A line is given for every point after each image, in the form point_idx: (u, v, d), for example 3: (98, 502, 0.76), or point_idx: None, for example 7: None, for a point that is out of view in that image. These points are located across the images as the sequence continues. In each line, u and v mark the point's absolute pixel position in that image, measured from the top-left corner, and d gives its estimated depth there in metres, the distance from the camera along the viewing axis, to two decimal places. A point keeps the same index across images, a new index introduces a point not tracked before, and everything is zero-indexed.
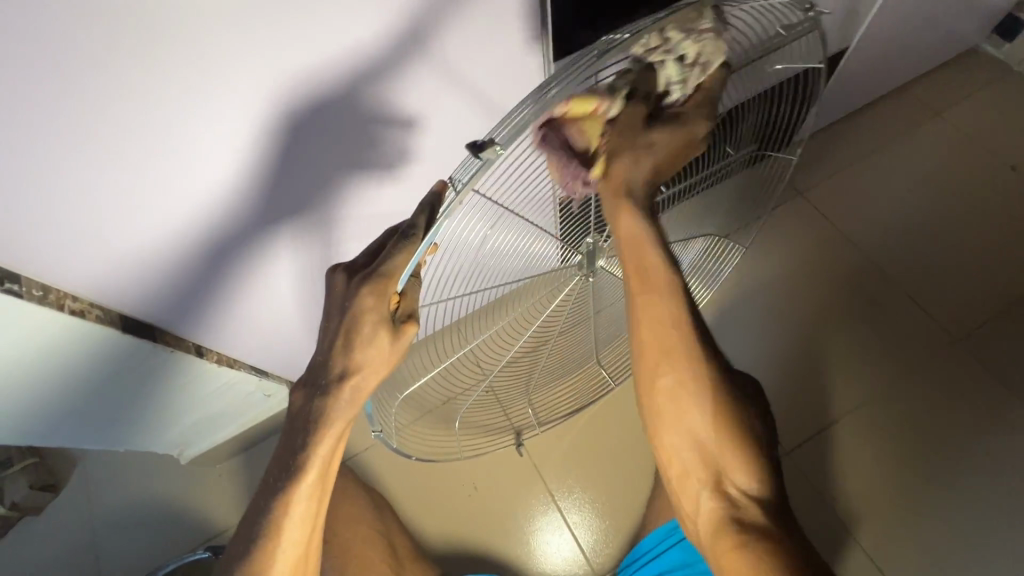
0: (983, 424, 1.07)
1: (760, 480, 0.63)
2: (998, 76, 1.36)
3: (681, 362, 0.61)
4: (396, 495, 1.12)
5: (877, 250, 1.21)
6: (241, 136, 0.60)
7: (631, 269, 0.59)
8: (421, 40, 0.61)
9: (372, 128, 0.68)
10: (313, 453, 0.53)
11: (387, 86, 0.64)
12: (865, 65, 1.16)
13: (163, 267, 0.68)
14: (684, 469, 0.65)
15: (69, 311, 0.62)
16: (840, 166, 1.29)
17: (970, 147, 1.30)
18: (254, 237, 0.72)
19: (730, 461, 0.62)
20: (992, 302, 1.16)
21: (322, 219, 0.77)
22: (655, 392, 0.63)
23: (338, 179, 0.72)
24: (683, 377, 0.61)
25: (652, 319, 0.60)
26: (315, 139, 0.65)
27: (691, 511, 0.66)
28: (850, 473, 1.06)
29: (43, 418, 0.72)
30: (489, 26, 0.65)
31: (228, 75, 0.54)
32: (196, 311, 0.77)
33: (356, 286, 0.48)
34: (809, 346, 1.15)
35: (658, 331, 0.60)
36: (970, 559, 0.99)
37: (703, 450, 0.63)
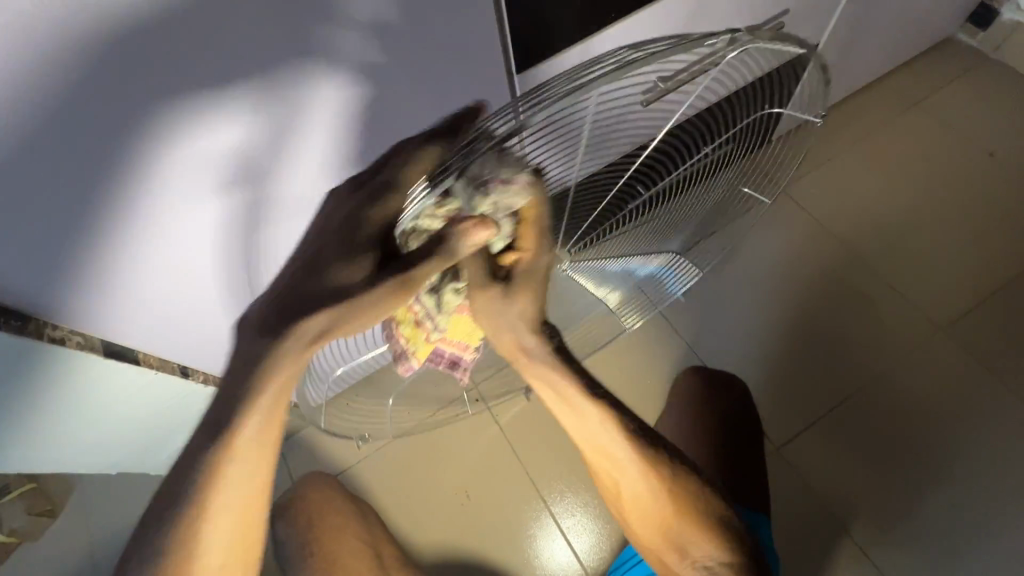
0: (972, 412, 1.07)
1: (724, 549, 0.70)
2: (975, 65, 1.36)
3: (617, 451, 0.64)
4: (388, 506, 1.12)
5: (859, 241, 1.22)
6: (171, 121, 0.50)
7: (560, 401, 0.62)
8: (275, 62, 0.51)
9: (212, 163, 0.56)
10: (236, 463, 0.49)
11: (227, 117, 0.52)
12: (844, 57, 1.15)
13: (79, 269, 0.59)
14: (660, 551, 0.72)
15: (49, 339, 0.64)
16: (820, 160, 1.29)
17: (950, 136, 1.30)
18: (182, 233, 0.63)
19: (697, 540, 0.69)
20: (976, 290, 1.16)
21: (151, 259, 0.63)
22: (621, 497, 0.70)
23: (184, 165, 0.55)
24: (617, 462, 0.65)
25: (590, 446, 0.65)
26: (132, 165, 0.52)
27: (662, 560, 0.73)
28: (838, 468, 1.06)
29: (40, 434, 0.74)
30: (382, 80, 0.59)
31: (152, 50, 0.44)
32: (129, 309, 0.68)
33: (362, 198, 0.42)
34: (795, 342, 1.15)
35: (600, 454, 0.66)
36: (960, 546, 0.99)
37: (671, 531, 0.69)
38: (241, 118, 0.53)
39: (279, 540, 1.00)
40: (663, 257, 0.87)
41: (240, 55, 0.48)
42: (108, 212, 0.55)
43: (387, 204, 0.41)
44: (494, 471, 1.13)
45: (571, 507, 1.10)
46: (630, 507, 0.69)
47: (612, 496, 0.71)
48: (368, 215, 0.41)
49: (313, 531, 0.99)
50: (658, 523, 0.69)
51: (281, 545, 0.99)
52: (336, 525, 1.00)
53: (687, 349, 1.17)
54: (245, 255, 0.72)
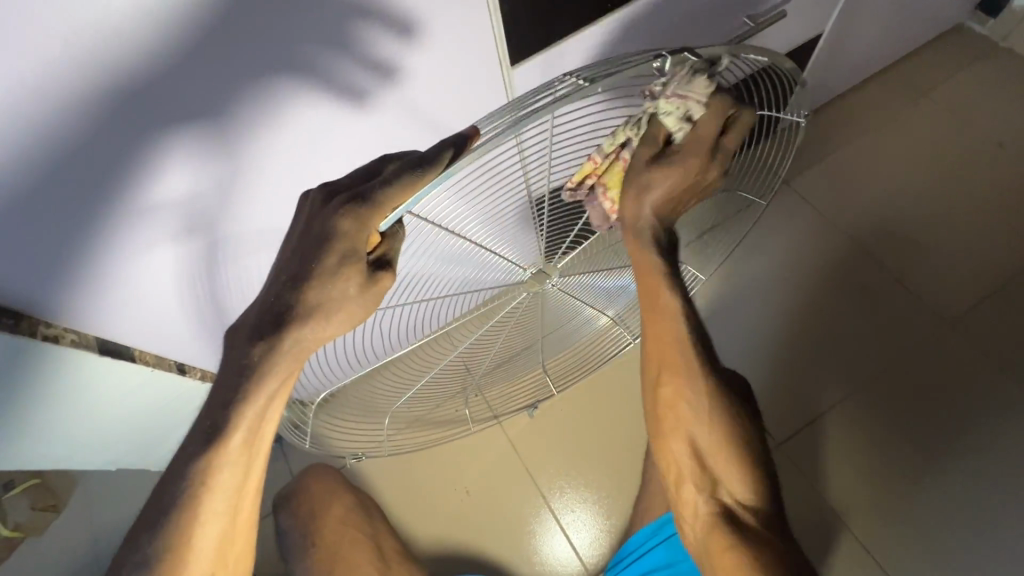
0: (980, 408, 1.05)
1: (753, 489, 0.67)
2: (984, 54, 1.33)
3: (684, 356, 0.66)
4: (390, 501, 1.12)
5: (865, 235, 1.20)
6: (154, 127, 0.53)
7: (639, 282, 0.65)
8: (215, 110, 0.55)
9: (166, 209, 0.61)
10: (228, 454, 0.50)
11: (176, 167, 0.57)
12: (849, 47, 1.13)
13: (69, 269, 0.61)
14: (683, 474, 0.69)
15: (41, 337, 0.65)
16: (825, 153, 1.27)
17: (958, 127, 1.27)
18: (168, 238, 0.65)
19: (728, 471, 0.67)
20: (985, 284, 1.14)
21: (123, 298, 0.69)
22: (665, 401, 0.68)
23: (168, 169, 0.57)
24: (684, 370, 0.66)
25: (658, 334, 0.67)
26: (94, 212, 0.57)
27: (682, 498, 0.71)
28: (841, 464, 1.05)
29: (38, 432, 0.75)
30: (328, 94, 0.61)
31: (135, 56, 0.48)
32: (120, 309, 0.70)
33: (338, 206, 0.42)
34: (797, 337, 1.14)
35: (664, 344, 0.67)
36: (966, 544, 0.98)
37: (706, 452, 0.67)
38: (189, 165, 0.58)
39: (280, 530, 0.99)
40: None
41: (220, 62, 0.51)
42: (96, 213, 0.57)
43: (364, 215, 0.41)
44: (495, 467, 1.13)
45: (572, 505, 1.10)
46: (672, 416, 0.68)
47: (652, 405, 0.70)
48: (344, 225, 0.41)
49: (312, 524, 0.98)
50: (699, 446, 0.67)
51: (282, 536, 0.99)
52: (336, 518, 0.99)
53: None
54: (213, 295, 0.76)
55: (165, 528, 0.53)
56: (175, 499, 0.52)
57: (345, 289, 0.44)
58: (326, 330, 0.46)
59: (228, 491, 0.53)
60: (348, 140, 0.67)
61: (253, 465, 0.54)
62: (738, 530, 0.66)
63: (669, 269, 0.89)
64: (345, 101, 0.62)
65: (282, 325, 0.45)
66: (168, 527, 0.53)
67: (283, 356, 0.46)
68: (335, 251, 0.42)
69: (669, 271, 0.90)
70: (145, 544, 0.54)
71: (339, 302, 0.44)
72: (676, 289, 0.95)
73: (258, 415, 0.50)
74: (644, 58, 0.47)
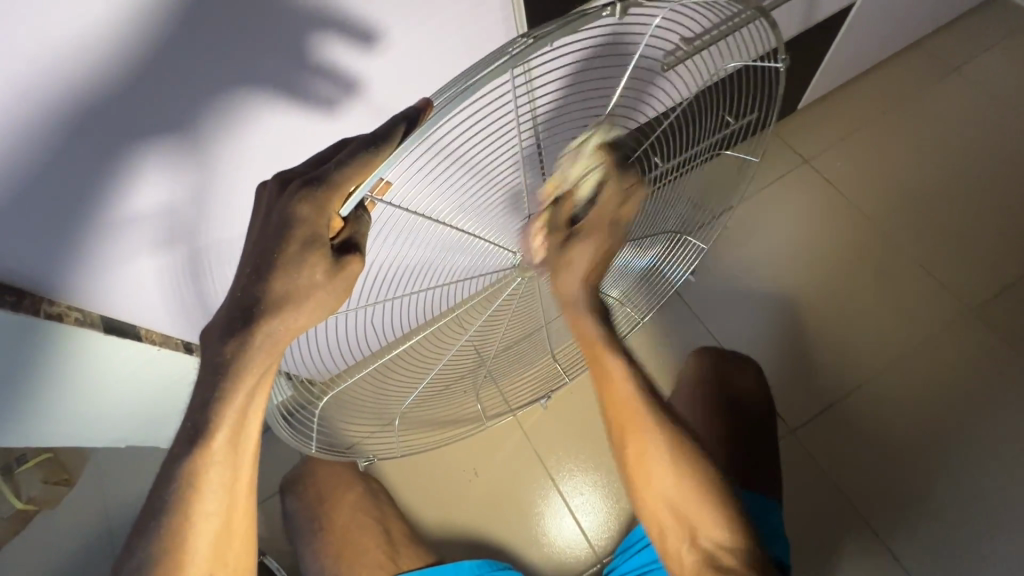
0: (999, 396, 1.03)
1: (728, 529, 0.69)
2: (1020, 27, 1.27)
3: (641, 417, 0.69)
4: (395, 484, 1.11)
5: (887, 216, 1.16)
6: (129, 108, 0.50)
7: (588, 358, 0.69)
8: (177, 121, 0.53)
9: (144, 216, 0.60)
10: (217, 432, 0.50)
11: (145, 186, 0.57)
12: (877, 22, 1.08)
13: (52, 254, 0.59)
14: (663, 523, 0.72)
15: (45, 315, 0.64)
16: (847, 133, 1.22)
17: (990, 105, 1.22)
18: (155, 224, 0.62)
19: (704, 516, 0.69)
20: (1010, 270, 1.10)
21: (114, 303, 0.71)
22: (634, 461, 0.72)
23: (145, 152, 0.54)
24: (644, 432, 0.70)
25: (614, 405, 0.70)
26: (68, 233, 0.58)
27: (668, 547, 0.73)
28: (854, 450, 1.03)
29: (44, 412, 0.74)
30: (291, 100, 0.59)
31: (105, 31, 0.44)
32: (113, 291, 0.69)
33: (294, 191, 0.41)
34: (812, 321, 1.11)
35: (622, 409, 0.70)
36: (983, 534, 0.96)
37: (682, 502, 0.70)
38: (158, 181, 0.58)
39: (291, 506, 1.00)
40: (658, 245, 0.88)
41: (197, 33, 0.48)
42: (76, 199, 0.55)
43: (320, 199, 0.40)
44: (504, 453, 1.12)
45: (582, 488, 1.09)
46: (642, 473, 0.71)
47: (620, 461, 0.74)
48: (303, 211, 0.40)
49: (322, 503, 0.99)
50: (673, 500, 0.70)
51: (292, 514, 0.99)
52: (345, 495, 0.99)
53: (698, 325, 1.13)
54: (204, 299, 0.77)
55: (176, 510, 0.53)
56: (184, 484, 0.52)
57: (311, 275, 0.43)
58: (298, 320, 0.45)
59: (219, 485, 0.53)
60: (317, 145, 0.65)
61: (240, 460, 0.54)
62: (726, 570, 0.68)
63: (659, 239, 0.87)
64: (314, 108, 0.61)
65: (254, 318, 0.44)
66: (179, 508, 0.53)
67: (258, 347, 0.46)
68: (295, 239, 0.41)
69: (660, 241, 0.88)
70: (154, 526, 0.53)
71: (308, 290, 0.44)
72: (673, 262, 0.91)
73: (245, 401, 0.49)
74: (592, 8, 0.41)
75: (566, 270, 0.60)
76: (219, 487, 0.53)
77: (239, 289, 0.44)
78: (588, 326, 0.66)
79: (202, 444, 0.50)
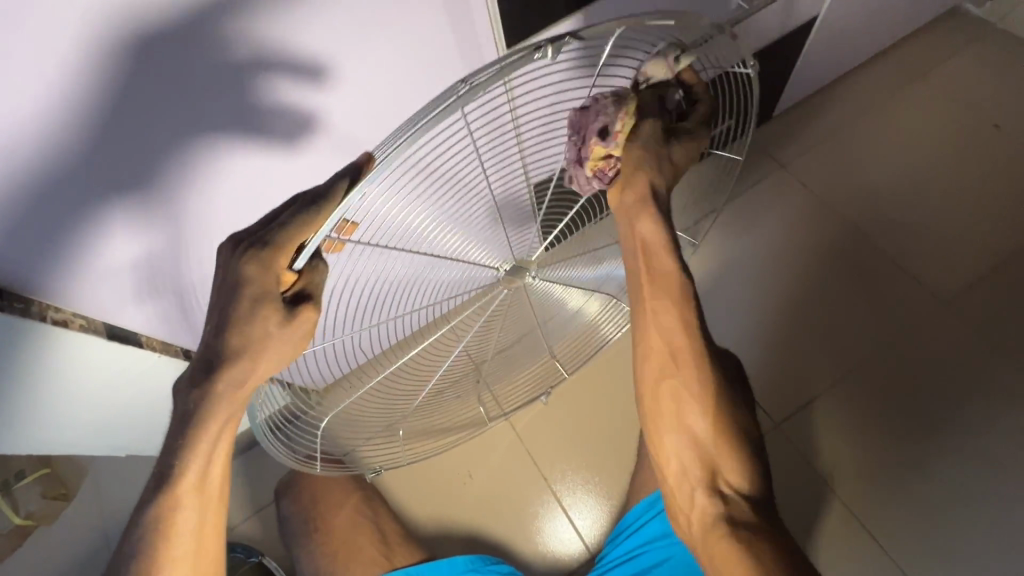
0: (975, 386, 1.06)
1: (749, 477, 0.63)
2: (978, 36, 1.33)
3: (682, 349, 0.62)
4: (391, 487, 1.13)
5: (860, 217, 1.21)
6: (121, 134, 0.55)
7: (637, 260, 0.63)
8: (165, 145, 0.58)
9: (142, 234, 0.65)
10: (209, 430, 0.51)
11: (125, 225, 0.63)
12: (840, 33, 1.14)
13: (59, 274, 0.64)
14: (680, 461, 0.64)
15: (51, 321, 0.67)
16: (819, 139, 1.28)
17: (954, 109, 1.28)
18: (152, 240, 0.66)
19: (726, 461, 0.62)
20: (980, 264, 1.15)
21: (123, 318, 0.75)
22: (659, 381, 0.64)
23: (139, 175, 0.59)
24: (683, 361, 0.62)
25: (657, 328, 0.63)
26: (67, 259, 0.62)
27: (679, 482, 0.65)
28: (837, 444, 1.06)
29: (45, 415, 0.76)
30: (263, 127, 0.63)
31: (96, 65, 0.49)
32: (120, 308, 0.73)
33: (268, 230, 0.44)
34: (792, 319, 1.15)
35: (663, 333, 0.63)
36: (964, 519, 0.99)
37: (703, 443, 0.62)
38: (146, 212, 0.63)
39: (285, 514, 1.01)
40: None
41: (176, 64, 0.53)
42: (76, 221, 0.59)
43: (265, 258, 0.43)
44: (497, 454, 1.14)
45: (574, 488, 1.11)
46: (665, 391, 0.63)
47: (644, 392, 0.66)
48: (249, 270, 0.44)
49: (317, 507, 1.00)
50: (697, 439, 0.63)
51: (287, 520, 1.01)
52: (341, 500, 1.01)
53: None
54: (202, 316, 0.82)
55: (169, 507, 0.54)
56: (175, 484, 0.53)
57: (262, 329, 0.46)
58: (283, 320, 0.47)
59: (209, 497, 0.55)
60: (289, 175, 0.71)
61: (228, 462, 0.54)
62: (738, 516, 0.61)
63: None
64: (279, 144, 0.66)
65: (240, 316, 0.46)
66: (171, 505, 0.54)
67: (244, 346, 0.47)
68: (245, 296, 0.45)
69: None
70: (148, 523, 0.55)
71: (262, 344, 0.47)
72: None
73: (211, 444, 0.51)
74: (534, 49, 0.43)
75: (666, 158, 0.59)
76: (210, 485, 0.54)
77: (212, 315, 0.47)
78: (646, 223, 0.60)
79: (177, 464, 0.52)
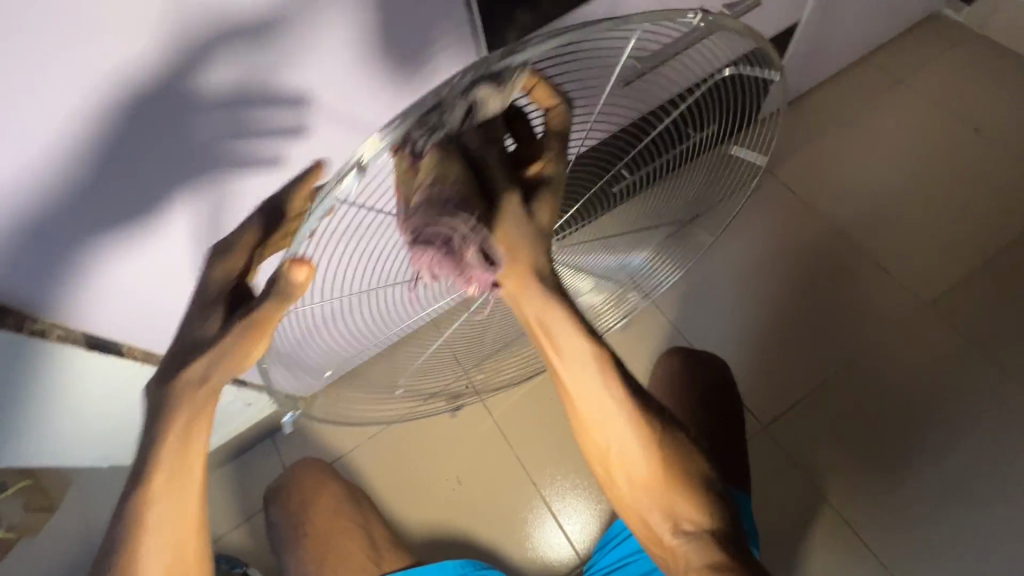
0: (958, 386, 1.08)
1: (709, 512, 0.59)
2: (958, 41, 1.36)
3: (610, 417, 0.53)
4: (380, 493, 1.13)
5: (845, 219, 1.22)
6: (140, 137, 0.55)
7: (534, 333, 0.50)
8: (181, 153, 0.59)
9: (149, 236, 0.66)
10: None
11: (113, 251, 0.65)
12: (822, 39, 1.15)
13: (58, 281, 0.63)
14: (644, 517, 0.59)
15: (28, 331, 0.64)
16: (805, 142, 1.29)
17: (936, 112, 1.30)
18: (159, 239, 0.67)
19: (685, 507, 0.58)
20: (963, 265, 1.16)
21: (113, 322, 0.75)
22: (600, 453, 0.55)
23: (159, 181, 0.61)
24: (615, 430, 0.53)
25: (577, 402, 0.52)
26: (69, 264, 0.62)
27: (648, 534, 0.61)
28: (824, 444, 1.07)
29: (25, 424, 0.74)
30: (270, 133, 0.65)
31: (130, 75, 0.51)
32: (115, 309, 0.73)
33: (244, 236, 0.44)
34: (779, 321, 1.16)
35: (589, 408, 0.52)
36: (948, 518, 1.00)
37: (659, 497, 0.57)
38: (155, 217, 0.64)
39: (272, 522, 1.00)
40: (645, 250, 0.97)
41: (194, 68, 0.53)
42: (82, 224, 0.59)
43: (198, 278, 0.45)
44: (488, 459, 1.14)
45: (565, 493, 1.11)
46: (606, 458, 0.55)
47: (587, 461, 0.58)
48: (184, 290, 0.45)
49: (304, 515, 0.99)
50: (651, 498, 0.57)
51: (274, 528, 1.00)
52: (328, 507, 1.00)
53: (674, 329, 1.17)
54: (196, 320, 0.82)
55: None
56: None
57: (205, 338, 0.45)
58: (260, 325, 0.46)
59: None
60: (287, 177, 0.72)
61: None
62: (712, 555, 0.59)
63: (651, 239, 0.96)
64: (263, 165, 0.68)
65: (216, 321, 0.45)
66: None
67: None
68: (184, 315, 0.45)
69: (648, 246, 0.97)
70: None
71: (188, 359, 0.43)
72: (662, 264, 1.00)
73: (180, 443, 0.42)
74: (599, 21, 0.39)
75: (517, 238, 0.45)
76: None
77: None
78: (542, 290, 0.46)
79: None
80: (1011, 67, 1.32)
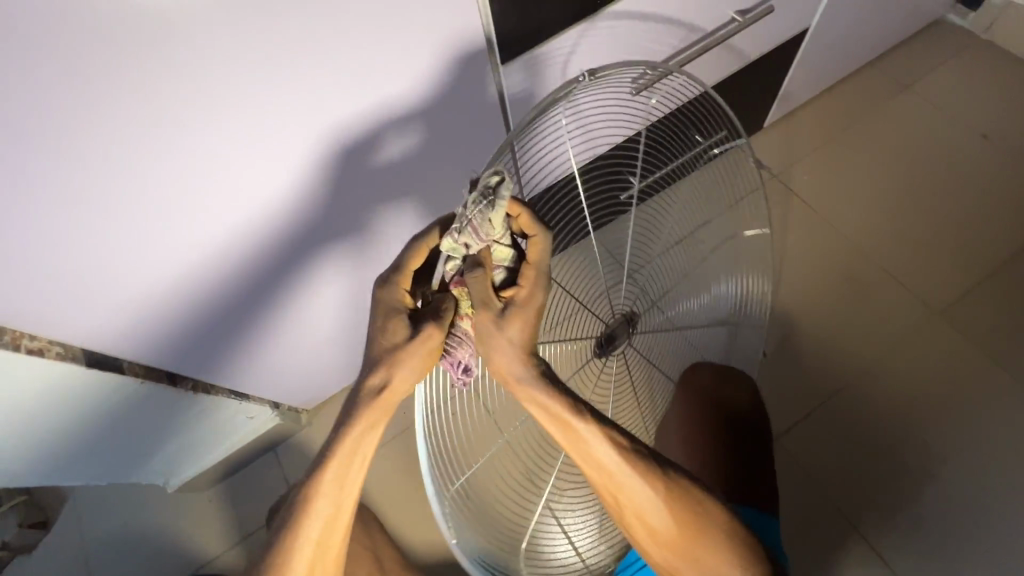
0: (972, 396, 1.06)
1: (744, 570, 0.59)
2: (964, 46, 1.35)
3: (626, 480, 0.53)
4: (386, 509, 1.10)
5: (855, 227, 1.21)
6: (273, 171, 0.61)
7: (553, 425, 0.53)
8: (315, 201, 0.68)
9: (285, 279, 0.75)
10: None
11: (259, 320, 0.78)
12: (832, 45, 1.14)
13: (170, 307, 0.67)
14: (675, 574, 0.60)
15: (27, 350, 0.59)
16: (813, 149, 1.28)
17: (944, 118, 1.29)
18: (275, 275, 0.74)
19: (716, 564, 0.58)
20: (974, 273, 1.15)
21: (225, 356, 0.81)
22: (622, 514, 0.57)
23: (297, 228, 0.70)
24: (631, 490, 0.54)
25: (593, 468, 0.54)
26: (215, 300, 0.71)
27: None
28: (837, 456, 1.05)
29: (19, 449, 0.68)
30: (369, 174, 0.70)
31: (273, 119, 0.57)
32: (234, 344, 0.80)
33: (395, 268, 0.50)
34: (790, 331, 1.14)
35: (604, 474, 0.54)
36: (964, 531, 0.99)
37: (685, 554, 0.57)
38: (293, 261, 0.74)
39: None
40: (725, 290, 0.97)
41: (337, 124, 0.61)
42: (207, 254, 0.64)
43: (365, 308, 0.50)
44: None
45: None
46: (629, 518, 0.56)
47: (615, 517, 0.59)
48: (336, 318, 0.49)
49: None
50: (679, 555, 0.58)
51: None
52: None
53: None
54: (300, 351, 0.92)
55: None
56: None
57: None
58: None
59: None
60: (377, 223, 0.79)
61: None
62: None
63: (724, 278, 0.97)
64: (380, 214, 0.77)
65: None
66: None
67: None
68: None
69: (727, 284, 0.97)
70: None
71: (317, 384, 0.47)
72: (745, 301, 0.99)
73: (348, 448, 0.49)
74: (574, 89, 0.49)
75: (502, 343, 0.49)
76: None
77: None
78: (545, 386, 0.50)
79: None
80: (1016, 73, 1.31)
